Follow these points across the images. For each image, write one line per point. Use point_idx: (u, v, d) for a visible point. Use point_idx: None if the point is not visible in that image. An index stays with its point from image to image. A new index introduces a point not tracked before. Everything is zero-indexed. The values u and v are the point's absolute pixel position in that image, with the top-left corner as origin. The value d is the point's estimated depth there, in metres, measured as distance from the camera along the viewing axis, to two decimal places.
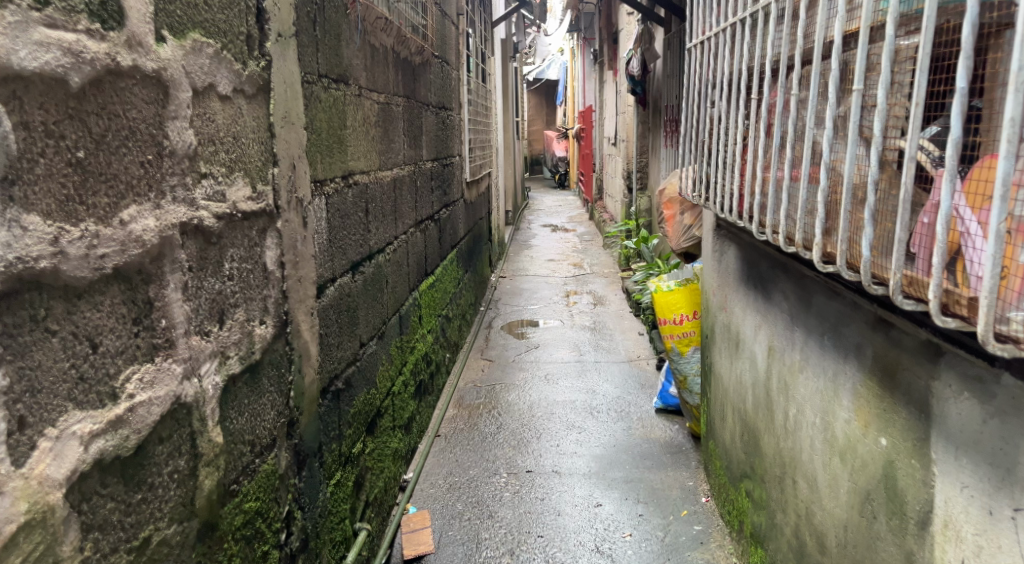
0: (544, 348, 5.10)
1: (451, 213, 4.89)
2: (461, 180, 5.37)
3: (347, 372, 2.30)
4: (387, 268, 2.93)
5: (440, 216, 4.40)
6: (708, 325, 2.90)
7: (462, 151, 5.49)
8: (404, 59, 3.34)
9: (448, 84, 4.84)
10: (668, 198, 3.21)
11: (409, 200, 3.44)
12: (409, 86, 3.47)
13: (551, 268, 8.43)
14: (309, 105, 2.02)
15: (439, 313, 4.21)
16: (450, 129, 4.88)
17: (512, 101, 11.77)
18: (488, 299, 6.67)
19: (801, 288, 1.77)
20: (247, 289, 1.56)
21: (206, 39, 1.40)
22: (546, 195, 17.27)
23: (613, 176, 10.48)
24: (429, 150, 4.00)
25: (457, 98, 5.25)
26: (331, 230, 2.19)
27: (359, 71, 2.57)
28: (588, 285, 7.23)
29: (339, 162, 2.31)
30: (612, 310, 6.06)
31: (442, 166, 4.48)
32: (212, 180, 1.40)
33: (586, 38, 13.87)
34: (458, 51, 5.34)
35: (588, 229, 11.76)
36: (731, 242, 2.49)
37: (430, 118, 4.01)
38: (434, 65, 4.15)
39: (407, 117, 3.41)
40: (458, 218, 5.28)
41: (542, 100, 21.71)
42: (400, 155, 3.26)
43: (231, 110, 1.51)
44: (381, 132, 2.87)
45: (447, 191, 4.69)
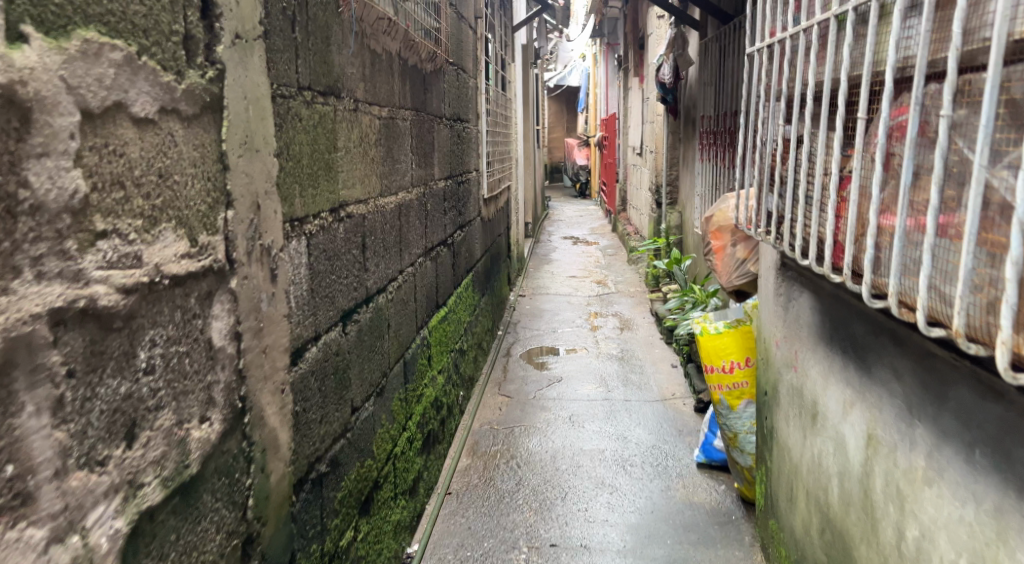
0: (568, 382, 4.66)
1: (466, 234, 4.47)
2: (478, 198, 4.96)
3: (335, 449, 1.88)
4: (389, 310, 2.51)
5: (454, 240, 3.98)
6: (768, 380, 2.46)
7: (479, 167, 5.08)
8: (413, 67, 2.93)
9: (464, 94, 4.43)
10: (716, 226, 2.78)
11: (417, 228, 3.03)
12: (418, 97, 3.06)
13: (573, 286, 7.98)
14: (284, 125, 1.61)
15: (452, 349, 3.79)
16: (466, 143, 4.46)
17: (533, 109, 11.36)
18: (507, 323, 6.24)
19: (929, 374, 1.33)
20: (183, 380, 1.14)
21: (110, 39, 0.98)
22: (566, 205, 16.81)
23: (638, 188, 10.02)
24: (441, 168, 3.58)
25: (474, 109, 4.83)
26: (313, 278, 1.78)
27: (355, 81, 2.16)
28: (613, 308, 6.79)
29: (327, 193, 1.90)
30: (641, 338, 5.61)
31: (456, 185, 4.06)
32: (117, 238, 0.99)
33: (610, 43, 13.42)
34: (476, 57, 4.93)
35: (611, 242, 11.30)
36: (805, 288, 2.04)
37: (442, 133, 3.60)
38: (448, 72, 3.74)
39: (416, 133, 3.00)
40: (474, 239, 4.86)
41: (563, 107, 21.28)
42: (406, 177, 2.85)
43: (156, 137, 1.10)
44: (383, 153, 2.46)
45: (461, 212, 4.28)
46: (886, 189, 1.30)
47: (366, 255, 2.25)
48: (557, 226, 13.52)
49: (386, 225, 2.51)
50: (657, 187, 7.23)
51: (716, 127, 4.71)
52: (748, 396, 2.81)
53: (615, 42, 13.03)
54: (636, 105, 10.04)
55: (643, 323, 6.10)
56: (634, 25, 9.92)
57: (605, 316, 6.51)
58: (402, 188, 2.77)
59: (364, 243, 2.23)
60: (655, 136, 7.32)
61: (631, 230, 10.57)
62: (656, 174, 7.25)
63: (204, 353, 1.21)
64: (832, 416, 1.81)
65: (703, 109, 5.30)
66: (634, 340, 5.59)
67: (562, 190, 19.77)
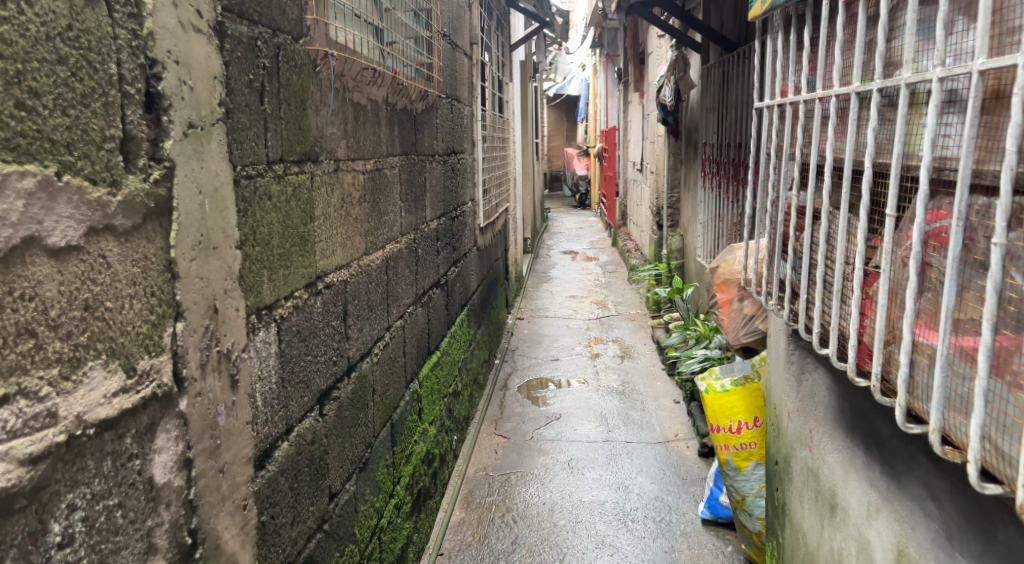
0: (567, 419, 4.52)
1: (461, 269, 4.33)
2: (473, 229, 4.82)
3: (310, 548, 1.74)
4: (375, 375, 2.37)
5: (448, 278, 3.84)
6: (778, 449, 2.30)
7: (475, 197, 4.94)
8: (401, 110, 2.80)
9: (459, 125, 4.30)
10: (721, 278, 2.63)
11: (407, 277, 2.89)
12: (408, 141, 2.92)
13: (573, 308, 7.84)
14: (250, 208, 1.47)
15: (445, 394, 3.64)
16: (460, 175, 4.32)
17: (531, 123, 11.25)
18: (504, 350, 6.10)
19: (973, 505, 1.17)
20: (114, 537, 1.00)
21: (18, 166, 0.84)
22: (566, 216, 16.68)
23: (639, 204, 9.89)
24: (432, 209, 3.44)
25: (469, 138, 4.70)
26: (285, 367, 1.63)
27: (335, 140, 2.02)
28: (613, 333, 6.65)
29: (303, 269, 1.76)
30: (642, 368, 5.47)
31: (449, 221, 3.92)
32: (22, 399, 0.84)
33: (610, 55, 13.31)
34: (471, 85, 4.80)
35: (611, 258, 11.16)
36: (821, 364, 1.89)
37: (434, 172, 3.46)
38: (440, 106, 3.60)
39: (405, 178, 2.86)
40: (470, 272, 4.72)
41: (563, 117, 21.18)
42: (394, 228, 2.71)
43: (83, 264, 0.95)
44: (367, 209, 2.32)
45: (455, 247, 4.14)
46: (920, 300, 1.15)
47: (348, 324, 2.10)
48: (557, 240, 13.40)
49: (372, 285, 2.36)
50: (658, 209, 7.09)
51: (721, 155, 4.60)
52: (756, 458, 2.66)
53: (615, 54, 12.92)
54: (636, 121, 9.93)
55: (644, 351, 5.96)
56: (634, 40, 9.80)
57: (605, 342, 6.36)
58: (389, 240, 2.63)
59: (346, 310, 2.09)
60: (656, 157, 7.18)
61: (632, 246, 10.44)
62: (657, 195, 7.12)
63: (144, 496, 1.07)
64: (853, 514, 1.65)
65: (706, 135, 5.17)
66: (635, 372, 5.45)
67: (562, 200, 19.65)
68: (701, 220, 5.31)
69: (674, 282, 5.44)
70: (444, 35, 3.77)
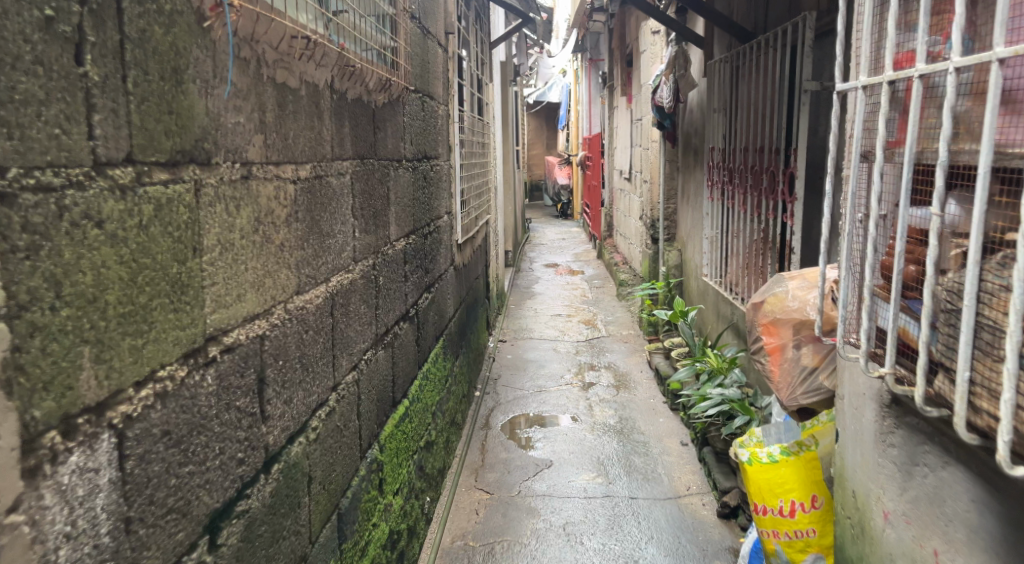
0: (559, 468, 3.92)
1: (435, 293, 3.71)
2: (449, 247, 4.21)
3: None
4: (312, 459, 1.75)
5: (419, 308, 3.22)
6: (859, 555, 1.71)
7: (452, 211, 4.34)
8: (354, 101, 2.19)
9: (432, 127, 3.69)
10: (767, 318, 2.07)
11: (362, 315, 2.26)
12: (363, 142, 2.30)
13: (559, 328, 7.25)
14: (48, 242, 0.84)
15: (415, 449, 3.02)
16: (434, 186, 3.71)
17: (512, 129, 10.68)
18: (486, 380, 5.48)
19: None
20: None
21: None
22: (547, 227, 16.15)
23: (627, 215, 9.35)
24: (399, 226, 2.82)
25: (444, 142, 4.10)
26: (140, 499, 1.01)
27: (245, 135, 1.39)
28: (605, 359, 6.07)
29: (180, 329, 1.13)
30: (643, 403, 4.91)
31: (421, 240, 3.31)
32: None
33: (594, 60, 12.82)
34: (446, 82, 4.21)
35: (596, 271, 10.61)
36: (959, 463, 1.31)
37: (400, 182, 2.84)
38: (408, 101, 3.00)
39: (359, 189, 2.24)
40: (446, 296, 4.10)
41: (543, 124, 20.65)
42: (344, 254, 2.08)
43: None
44: (298, 230, 1.69)
45: (428, 270, 3.52)
46: None
47: (265, 398, 1.47)
48: (539, 252, 12.83)
49: (306, 335, 1.73)
50: (652, 222, 6.54)
51: (734, 161, 4.09)
52: (816, 550, 2.06)
53: (599, 58, 12.42)
54: (624, 127, 9.40)
55: (641, 382, 5.38)
56: (621, 41, 9.31)
57: (596, 370, 5.78)
58: (338, 270, 2.01)
59: (262, 380, 1.46)
60: (649, 165, 6.63)
61: (619, 259, 9.89)
62: (651, 207, 6.56)
63: None
64: None
65: (713, 140, 4.63)
66: (633, 407, 4.86)
67: (542, 210, 19.10)
68: (707, 235, 4.74)
69: (677, 305, 4.86)
70: (413, 17, 3.17)
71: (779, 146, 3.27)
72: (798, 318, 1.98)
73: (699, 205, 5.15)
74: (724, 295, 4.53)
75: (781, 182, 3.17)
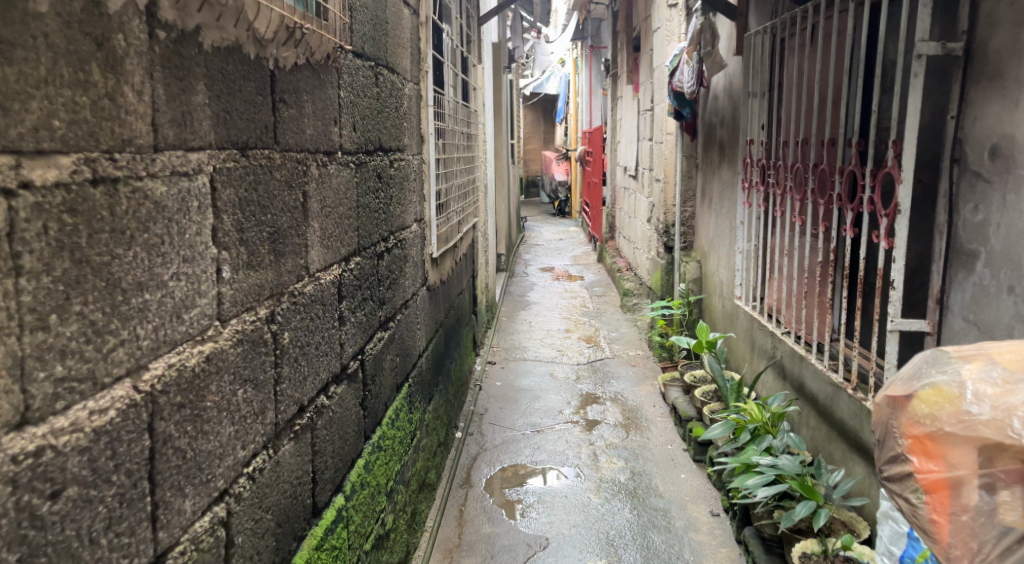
0: (556, 548, 3.09)
1: (397, 329, 2.87)
2: (419, 266, 3.35)
3: None
4: None
5: (367, 359, 2.36)
6: None
7: (423, 219, 3.47)
8: (228, 56, 1.33)
9: (391, 111, 2.82)
10: (920, 428, 1.23)
11: (242, 404, 1.38)
12: (244, 122, 1.41)
13: (555, 347, 6.42)
14: None
15: (358, 558, 2.18)
16: (394, 188, 2.85)
17: (505, 121, 9.83)
18: (468, 417, 4.64)
19: None
20: None
21: None
22: (544, 226, 15.33)
23: (632, 217, 8.55)
24: (327, 250, 1.95)
25: (412, 130, 3.25)
26: None
27: None
28: (610, 391, 5.24)
29: None
30: (659, 453, 4.08)
31: (372, 262, 2.44)
32: None
33: (596, 48, 12.00)
34: (417, 57, 3.34)
35: (597, 277, 9.81)
36: None
37: (329, 184, 1.97)
38: (348, 72, 2.15)
39: (242, 202, 1.39)
40: (414, 329, 3.24)
41: (539, 117, 19.77)
42: (190, 309, 1.18)
43: None
44: (17, 292, 0.80)
45: (385, 300, 2.66)
46: None
47: None
48: (535, 253, 12.00)
49: (45, 508, 0.84)
50: (664, 228, 5.68)
51: (782, 155, 3.21)
52: None
53: (602, 46, 11.61)
54: (629, 120, 8.56)
55: (655, 422, 4.54)
56: (627, 25, 8.47)
57: (601, 404, 4.95)
58: (181, 346, 1.15)
59: None
60: (662, 161, 5.77)
61: (622, 265, 9.06)
62: (665, 211, 5.71)
63: None
64: None
65: (749, 131, 3.77)
66: (648, 459, 4.03)
67: (539, 207, 18.26)
68: (739, 249, 3.89)
69: (701, 333, 4.05)
70: None
71: (857, 135, 2.42)
72: (991, 439, 1.12)
73: (730, 210, 4.29)
74: (763, 326, 3.68)
75: (864, 184, 2.32)
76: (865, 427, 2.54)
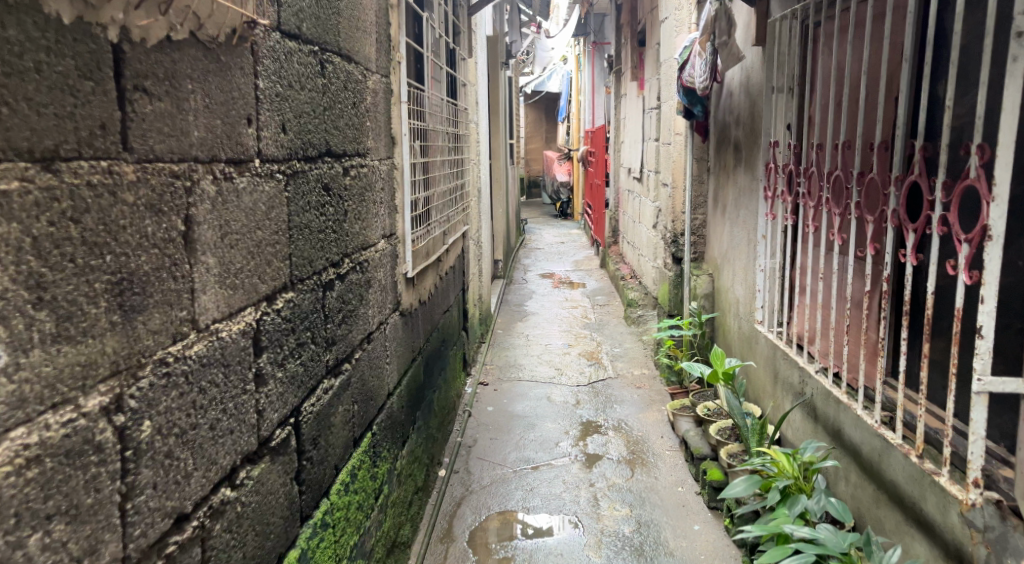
0: None
1: (356, 370, 2.39)
2: (387, 290, 2.87)
3: None
4: None
5: (305, 420, 1.88)
6: None
7: (392, 234, 2.99)
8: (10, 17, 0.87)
9: (346, 107, 2.34)
10: None
11: (37, 557, 0.89)
12: (48, 119, 0.94)
13: (554, 365, 5.93)
14: None
15: None
16: (350, 201, 2.37)
17: (503, 119, 9.36)
18: (454, 451, 4.16)
19: None
20: None
21: None
22: (545, 228, 14.85)
23: (637, 222, 8.07)
24: (231, 291, 1.47)
25: (379, 131, 2.78)
26: None
27: None
28: (613, 418, 4.75)
29: None
30: (668, 497, 3.60)
31: (312, 297, 1.96)
32: None
33: (598, 43, 11.52)
34: (385, 44, 2.86)
35: (600, 285, 9.34)
36: None
37: (235, 202, 1.48)
38: (274, 57, 1.68)
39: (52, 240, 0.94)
40: (381, 365, 2.76)
41: (541, 116, 19.28)
42: None
43: None
44: None
45: (335, 340, 2.17)
46: None
47: None
48: (535, 258, 11.53)
49: None
50: (673, 237, 5.20)
51: (815, 161, 2.71)
52: None
53: (606, 41, 11.15)
54: (634, 118, 8.07)
55: (662, 458, 4.06)
56: (632, 17, 7.98)
57: (603, 435, 4.47)
58: None
59: None
60: (670, 164, 5.29)
61: (626, 273, 8.57)
62: (673, 219, 5.21)
63: None
64: None
65: (772, 131, 3.28)
66: (655, 504, 3.54)
67: (540, 208, 17.78)
68: (760, 266, 3.40)
69: (716, 362, 3.56)
70: None
71: (921, 136, 1.92)
72: None
73: (749, 221, 3.80)
74: (789, 358, 3.19)
75: (934, 200, 1.82)
76: (927, 498, 2.05)
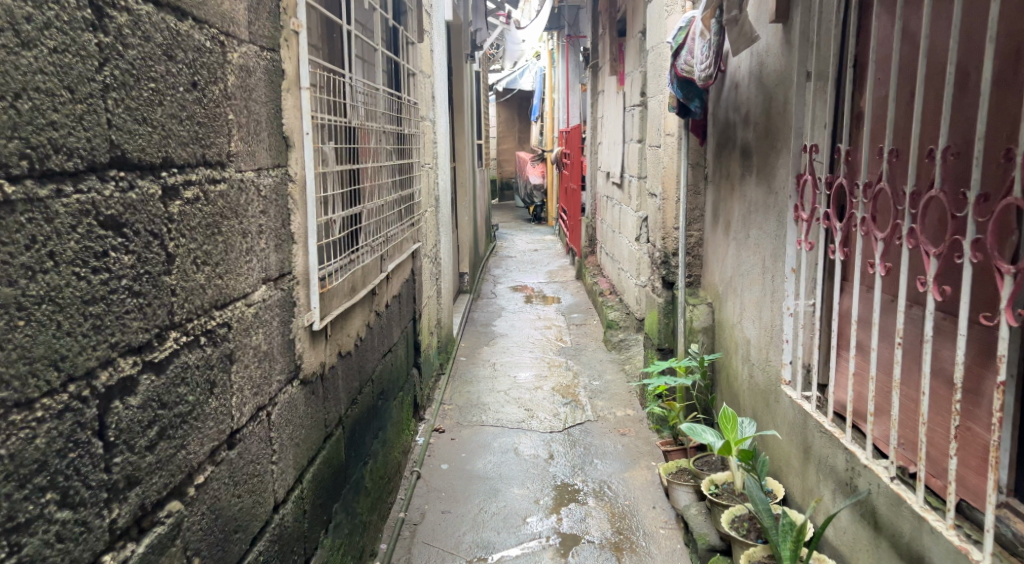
0: None
1: (198, 501, 1.53)
2: (274, 357, 2.01)
3: None
4: None
5: None
6: None
7: (285, 273, 2.13)
8: None
9: (178, 91, 1.48)
10: None
11: None
12: None
13: (523, 404, 5.10)
14: None
15: None
16: (185, 237, 1.50)
17: (468, 117, 8.53)
18: (395, 534, 3.31)
19: None
20: None
21: None
22: (518, 234, 14.02)
23: (616, 232, 7.30)
24: None
25: (258, 130, 1.93)
26: None
27: None
28: (593, 479, 3.93)
29: None
30: None
31: (67, 427, 1.09)
32: None
33: (573, 36, 10.72)
34: (268, 4, 2.01)
35: (574, 299, 8.55)
36: None
37: None
38: None
39: None
40: (259, 471, 1.90)
41: (513, 116, 18.45)
42: None
43: None
44: None
45: (142, 477, 1.31)
46: None
47: None
48: (506, 269, 10.70)
49: None
50: (662, 257, 4.39)
51: (887, 177, 1.87)
52: None
53: (582, 35, 10.38)
54: (612, 117, 7.28)
55: (656, 541, 3.25)
56: (611, 5, 7.17)
57: (580, 504, 3.65)
58: None
59: None
60: (659, 172, 4.49)
61: (605, 288, 7.78)
62: (663, 235, 4.40)
63: None
64: None
65: (804, 131, 2.47)
66: None
67: (513, 212, 16.92)
68: (787, 308, 2.59)
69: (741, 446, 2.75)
70: None
71: None
72: None
73: (772, 246, 3.00)
74: (831, 436, 2.37)
75: None
76: None
